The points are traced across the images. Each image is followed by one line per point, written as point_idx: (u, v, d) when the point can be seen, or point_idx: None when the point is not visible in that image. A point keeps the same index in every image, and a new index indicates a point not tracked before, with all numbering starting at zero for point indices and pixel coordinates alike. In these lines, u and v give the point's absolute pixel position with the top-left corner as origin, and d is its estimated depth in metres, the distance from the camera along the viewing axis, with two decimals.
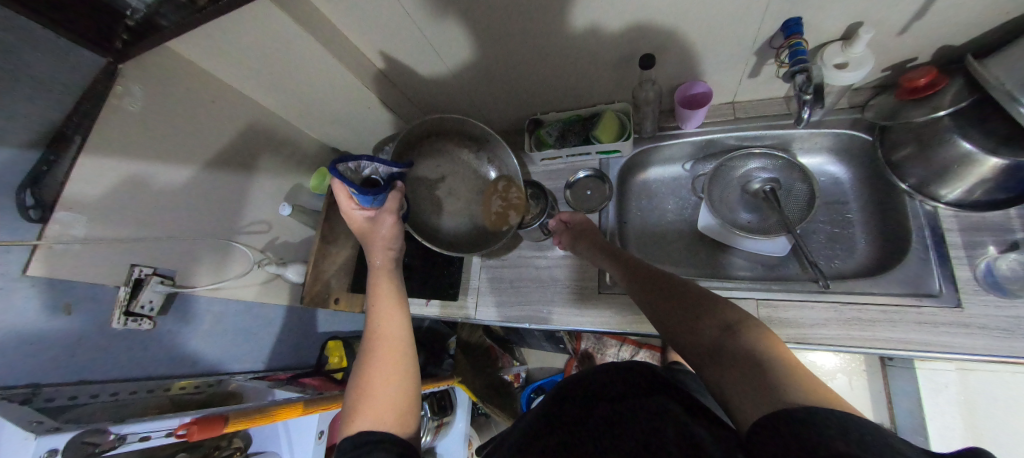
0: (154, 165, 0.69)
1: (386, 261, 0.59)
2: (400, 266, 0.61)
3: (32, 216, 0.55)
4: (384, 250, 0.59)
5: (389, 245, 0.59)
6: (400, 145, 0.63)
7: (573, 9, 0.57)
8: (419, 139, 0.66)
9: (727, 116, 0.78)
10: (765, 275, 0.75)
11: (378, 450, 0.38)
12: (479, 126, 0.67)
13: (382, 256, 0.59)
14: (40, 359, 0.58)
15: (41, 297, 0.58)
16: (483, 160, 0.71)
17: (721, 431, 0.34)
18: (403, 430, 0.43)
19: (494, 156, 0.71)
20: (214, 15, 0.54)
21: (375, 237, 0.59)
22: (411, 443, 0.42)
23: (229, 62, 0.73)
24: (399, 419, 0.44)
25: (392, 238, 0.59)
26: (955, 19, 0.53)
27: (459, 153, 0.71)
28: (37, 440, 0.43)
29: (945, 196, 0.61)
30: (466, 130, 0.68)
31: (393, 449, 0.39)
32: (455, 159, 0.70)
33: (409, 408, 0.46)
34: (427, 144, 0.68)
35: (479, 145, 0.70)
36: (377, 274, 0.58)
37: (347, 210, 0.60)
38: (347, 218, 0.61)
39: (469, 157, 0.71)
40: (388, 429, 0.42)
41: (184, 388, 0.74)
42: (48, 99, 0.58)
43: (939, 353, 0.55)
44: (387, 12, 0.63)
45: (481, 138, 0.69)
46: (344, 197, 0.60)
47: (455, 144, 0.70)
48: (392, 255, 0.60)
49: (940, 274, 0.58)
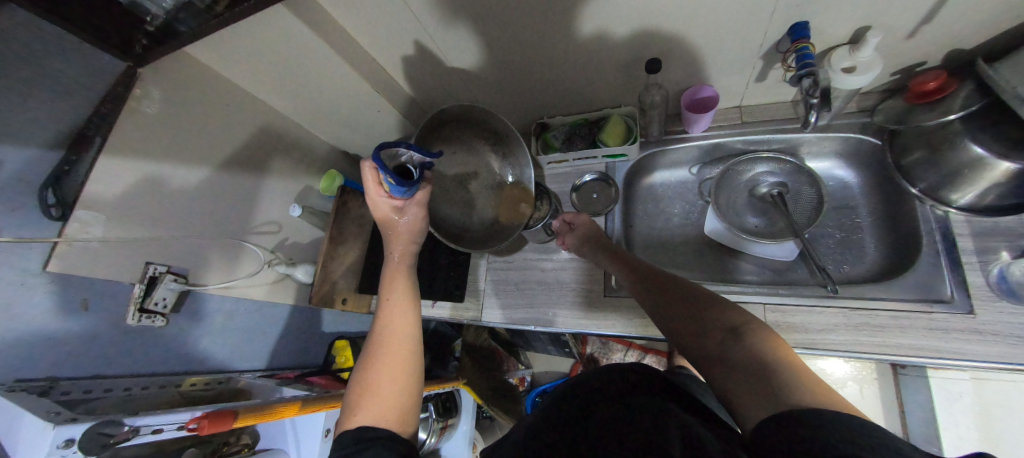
0: (172, 166, 0.71)
1: (404, 255, 0.60)
2: (416, 262, 0.62)
3: (54, 214, 0.58)
4: (404, 244, 0.60)
5: (411, 239, 0.60)
6: (425, 128, 0.62)
7: (581, 15, 0.58)
8: (439, 124, 0.64)
9: (734, 120, 0.78)
10: (773, 280, 0.74)
11: (378, 447, 0.39)
12: (502, 122, 0.66)
13: (401, 249, 0.60)
14: (56, 354, 0.60)
15: (61, 292, 0.60)
16: (499, 157, 0.71)
17: (722, 433, 0.34)
18: (403, 428, 0.44)
19: (510, 154, 0.70)
20: (228, 22, 0.54)
21: (397, 229, 0.60)
22: (413, 443, 0.43)
23: (243, 66, 0.75)
24: (399, 417, 0.44)
25: (414, 232, 0.60)
26: (965, 22, 0.52)
27: (476, 145, 0.69)
28: (55, 430, 0.45)
29: (957, 201, 0.60)
30: (487, 123, 0.67)
31: (394, 447, 0.39)
32: (472, 152, 0.69)
33: (410, 406, 0.46)
34: (446, 130, 0.65)
35: (498, 141, 0.69)
36: (393, 266, 0.59)
37: (374, 197, 0.59)
38: (372, 203, 0.60)
39: (486, 151, 0.70)
40: (388, 426, 0.43)
41: (195, 385, 0.76)
42: (71, 102, 0.61)
43: (953, 360, 0.54)
44: (399, 17, 0.64)
45: (502, 134, 0.68)
46: (373, 183, 0.58)
47: (474, 135, 0.68)
48: (410, 250, 0.61)
49: (951, 280, 0.57)
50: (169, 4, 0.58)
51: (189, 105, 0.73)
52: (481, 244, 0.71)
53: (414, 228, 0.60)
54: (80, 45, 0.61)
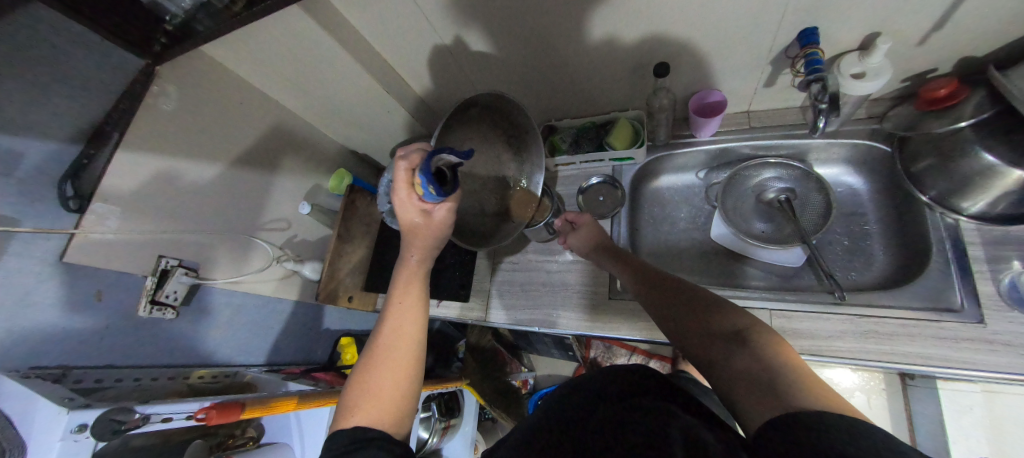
0: (187, 162, 0.72)
1: (422, 259, 0.58)
2: (431, 265, 0.60)
3: (72, 206, 0.59)
4: (423, 248, 0.57)
5: (432, 245, 0.58)
6: (449, 117, 0.58)
7: (591, 18, 0.59)
8: (465, 109, 0.60)
9: (741, 125, 0.78)
10: (779, 285, 0.74)
11: (372, 447, 0.39)
12: (526, 117, 0.64)
13: (420, 252, 0.58)
14: (69, 342, 0.62)
15: (75, 282, 0.61)
16: (511, 151, 0.68)
17: (723, 434, 0.34)
18: (398, 431, 0.45)
19: (524, 149, 0.68)
20: (246, 21, 0.56)
21: (421, 234, 0.57)
22: (406, 444, 0.44)
23: (257, 66, 0.76)
24: (395, 421, 0.46)
25: (436, 238, 0.57)
26: (979, 28, 0.52)
27: (491, 136, 0.66)
28: (68, 415, 0.46)
29: (968, 209, 0.59)
30: (509, 115, 0.65)
31: (393, 448, 0.40)
32: (488, 141, 0.66)
33: (406, 410, 0.47)
34: (467, 116, 0.62)
35: (515, 135, 0.67)
36: (410, 269, 0.58)
37: (404, 199, 0.55)
38: (400, 206, 0.56)
39: (501, 142, 0.67)
40: (384, 428, 0.44)
41: (202, 378, 0.77)
42: (92, 98, 0.63)
43: (962, 371, 0.53)
44: (411, 19, 0.65)
45: (521, 129, 0.67)
46: (404, 184, 0.54)
47: (491, 124, 0.65)
48: (428, 254, 0.59)
49: (961, 289, 0.57)
50: (188, 5, 0.60)
51: (205, 103, 0.74)
52: (478, 238, 0.70)
53: (438, 234, 0.57)
54: (102, 44, 0.63)
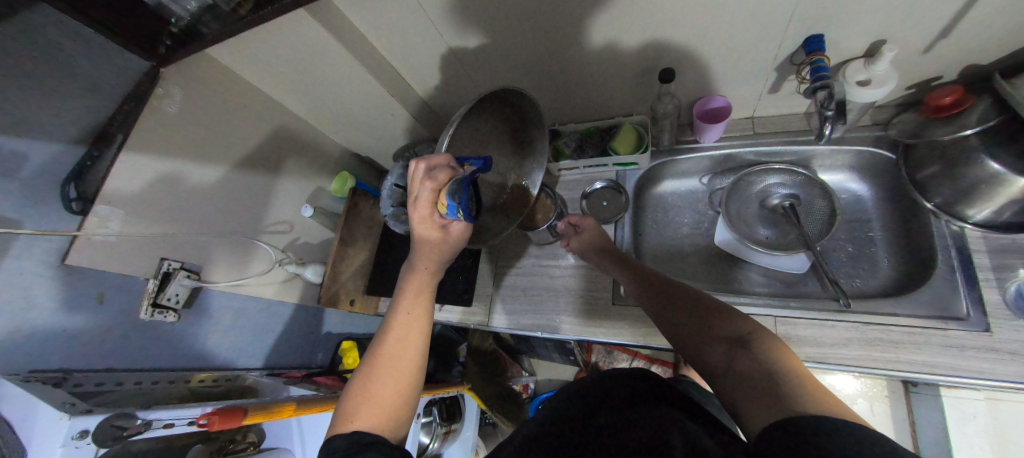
0: (190, 164, 0.72)
1: (431, 269, 0.57)
2: (439, 275, 0.59)
3: (75, 208, 0.59)
4: (432, 257, 0.56)
5: (444, 257, 0.57)
6: (466, 113, 0.52)
7: (597, 23, 0.59)
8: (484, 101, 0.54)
9: (746, 131, 0.78)
10: (783, 291, 0.74)
11: (372, 450, 0.39)
12: (537, 111, 0.63)
13: (429, 262, 0.56)
14: (71, 345, 0.61)
15: (76, 285, 0.61)
16: (515, 144, 0.67)
17: (721, 438, 0.34)
18: (395, 436, 0.45)
19: (527, 140, 0.68)
20: (253, 24, 0.55)
21: (431, 245, 0.55)
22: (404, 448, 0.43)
23: (263, 69, 0.77)
24: (393, 427, 0.45)
25: (450, 251, 0.57)
26: (985, 36, 0.52)
27: (499, 127, 0.62)
28: (71, 420, 0.46)
29: (973, 216, 0.59)
30: (518, 106, 0.62)
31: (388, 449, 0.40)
32: (494, 132, 0.62)
33: (405, 416, 0.47)
34: (481, 110, 0.56)
35: (520, 126, 0.66)
36: (417, 277, 0.56)
37: (423, 218, 0.53)
38: (419, 224, 0.54)
39: (506, 133, 0.65)
40: (383, 434, 0.44)
41: (203, 381, 0.75)
42: (96, 99, 0.63)
43: (968, 380, 0.52)
44: (416, 23, 0.65)
45: (528, 119, 0.65)
46: (426, 204, 0.52)
47: (501, 116, 0.62)
48: (438, 264, 0.57)
49: (967, 297, 0.57)
50: (194, 6, 0.61)
51: (209, 105, 0.74)
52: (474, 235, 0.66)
53: (453, 249, 0.57)
54: (106, 44, 0.63)
